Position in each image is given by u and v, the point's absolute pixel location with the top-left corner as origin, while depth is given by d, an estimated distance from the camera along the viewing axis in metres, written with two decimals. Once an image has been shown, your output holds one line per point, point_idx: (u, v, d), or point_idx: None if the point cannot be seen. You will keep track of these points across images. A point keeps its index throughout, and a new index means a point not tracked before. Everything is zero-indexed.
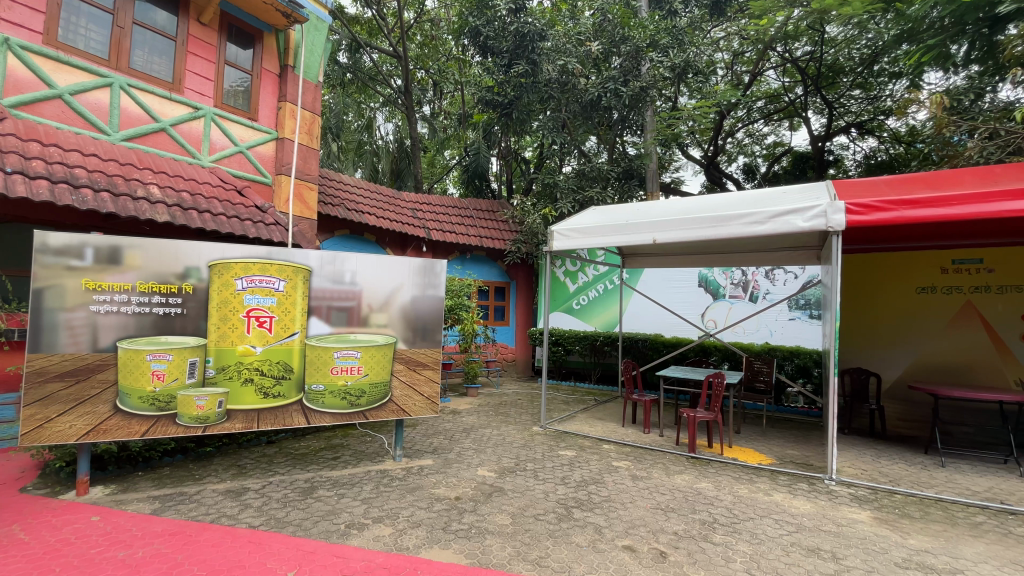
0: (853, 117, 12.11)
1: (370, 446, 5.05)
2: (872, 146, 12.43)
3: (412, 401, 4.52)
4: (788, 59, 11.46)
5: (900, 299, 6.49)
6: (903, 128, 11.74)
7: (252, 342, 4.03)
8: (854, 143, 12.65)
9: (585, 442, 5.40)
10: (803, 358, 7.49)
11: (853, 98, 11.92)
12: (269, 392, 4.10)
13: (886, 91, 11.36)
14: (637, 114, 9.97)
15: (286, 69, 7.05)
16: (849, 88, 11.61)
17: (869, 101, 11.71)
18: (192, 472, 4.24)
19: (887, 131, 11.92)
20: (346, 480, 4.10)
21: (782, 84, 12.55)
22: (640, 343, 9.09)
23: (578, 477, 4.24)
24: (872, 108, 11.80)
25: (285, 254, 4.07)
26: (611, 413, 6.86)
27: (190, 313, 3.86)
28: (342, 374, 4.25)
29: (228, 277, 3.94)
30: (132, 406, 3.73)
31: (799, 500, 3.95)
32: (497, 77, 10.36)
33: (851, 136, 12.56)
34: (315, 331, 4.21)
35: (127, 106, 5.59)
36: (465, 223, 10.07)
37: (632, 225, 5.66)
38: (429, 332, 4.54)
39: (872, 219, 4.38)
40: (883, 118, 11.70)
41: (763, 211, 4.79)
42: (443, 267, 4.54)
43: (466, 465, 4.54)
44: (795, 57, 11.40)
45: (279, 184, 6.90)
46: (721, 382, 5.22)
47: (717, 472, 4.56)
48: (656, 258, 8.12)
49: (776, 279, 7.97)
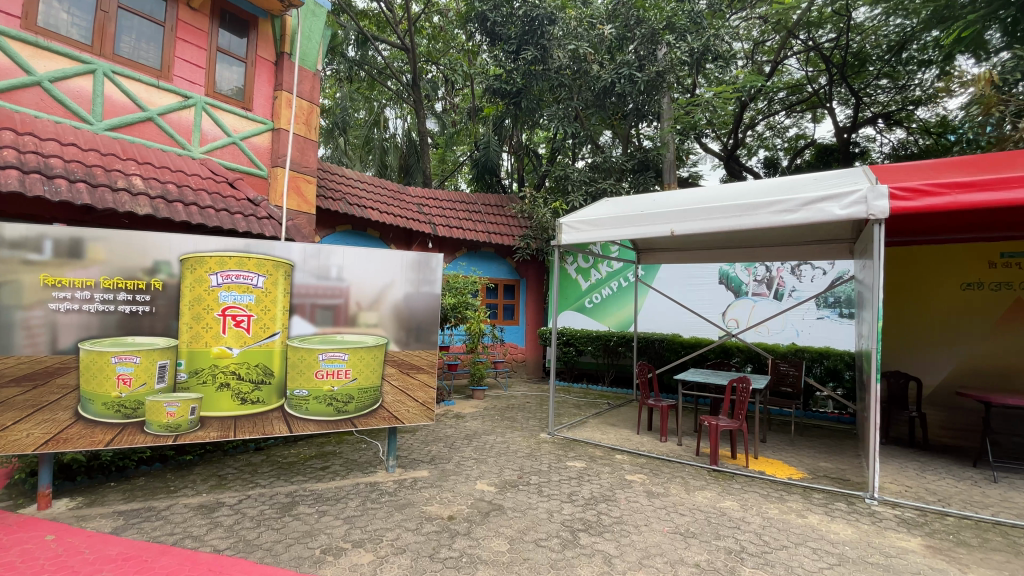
0: (881, 108, 11.49)
1: (363, 455, 4.70)
2: (900, 138, 11.76)
3: (405, 408, 4.15)
4: (811, 46, 10.94)
5: (943, 296, 5.94)
6: (934, 118, 11.15)
7: (228, 343, 3.68)
8: (882, 135, 11.97)
9: (596, 452, 4.96)
10: (833, 360, 6.95)
11: (879, 88, 11.11)
12: (247, 398, 3.74)
13: (915, 79, 10.71)
14: (652, 101, 9.50)
15: (282, 56, 6.72)
16: (877, 77, 10.94)
17: (897, 91, 10.95)
18: (167, 484, 3.93)
19: (916, 122, 11.32)
20: (329, 495, 3.73)
21: (805, 74, 12.05)
22: (656, 343, 8.57)
23: (587, 494, 3.81)
24: (900, 98, 11.17)
25: (264, 247, 3.70)
26: (626, 419, 6.40)
27: (159, 312, 3.51)
28: (327, 378, 3.89)
29: (202, 272, 3.59)
30: (96, 413, 3.42)
31: (839, 524, 3.47)
32: (506, 65, 9.91)
33: (878, 127, 11.89)
34: (297, 331, 3.85)
35: (112, 94, 5.32)
36: (473, 218, 9.70)
37: (646, 216, 5.22)
38: (424, 333, 4.16)
39: (920, 204, 3.84)
40: (912, 109, 11.10)
41: (794, 199, 4.33)
42: (438, 262, 4.19)
43: (464, 478, 4.13)
44: (819, 44, 10.97)
45: (274, 177, 6.57)
46: (746, 388, 4.73)
47: (742, 488, 4.08)
48: (674, 253, 7.68)
49: (802, 276, 7.48)
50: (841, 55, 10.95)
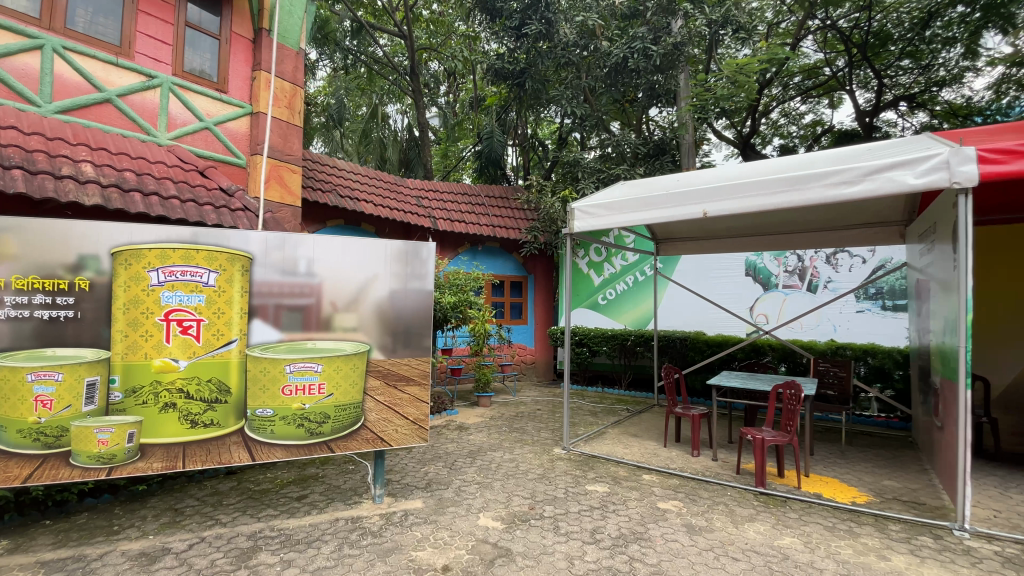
0: (902, 91, 10.53)
1: (348, 480, 4.06)
2: (924, 121, 10.80)
3: (393, 428, 3.50)
4: (828, 25, 10.17)
5: (1014, 284, 5.31)
6: (959, 100, 10.10)
7: (173, 355, 3.01)
8: (903, 120, 11.00)
9: (619, 471, 4.26)
10: (880, 358, 6.19)
11: (902, 70, 10.28)
12: (198, 421, 3.08)
13: (939, 59, 9.84)
14: (668, 77, 8.70)
15: (260, 32, 6.08)
16: (898, 58, 10.04)
17: (920, 72, 10.06)
18: (112, 522, 3.30)
19: (940, 104, 10.32)
20: (300, 538, 3.07)
21: (822, 57, 11.16)
22: (678, 341, 7.84)
23: (614, 531, 3.12)
24: (924, 79, 10.21)
25: (216, 237, 3.06)
26: (650, 430, 5.69)
27: (85, 318, 2.83)
28: (297, 395, 3.24)
29: (139, 267, 2.93)
30: (9, 443, 2.71)
31: (933, 569, 2.76)
32: (509, 43, 9.22)
33: (898, 111, 10.93)
34: (258, 338, 3.19)
35: (62, 72, 4.70)
36: (476, 211, 9.03)
37: (673, 195, 4.50)
38: (413, 337, 3.50)
39: (1018, 168, 3.10)
40: (936, 90, 10.18)
41: (854, 168, 3.62)
42: (429, 252, 3.53)
43: (465, 510, 3.45)
44: (837, 24, 10.20)
45: (253, 166, 5.93)
46: (796, 395, 4.00)
47: (801, 519, 3.37)
48: (698, 241, 6.96)
49: (839, 265, 6.75)
50: (862, 35, 10.15)
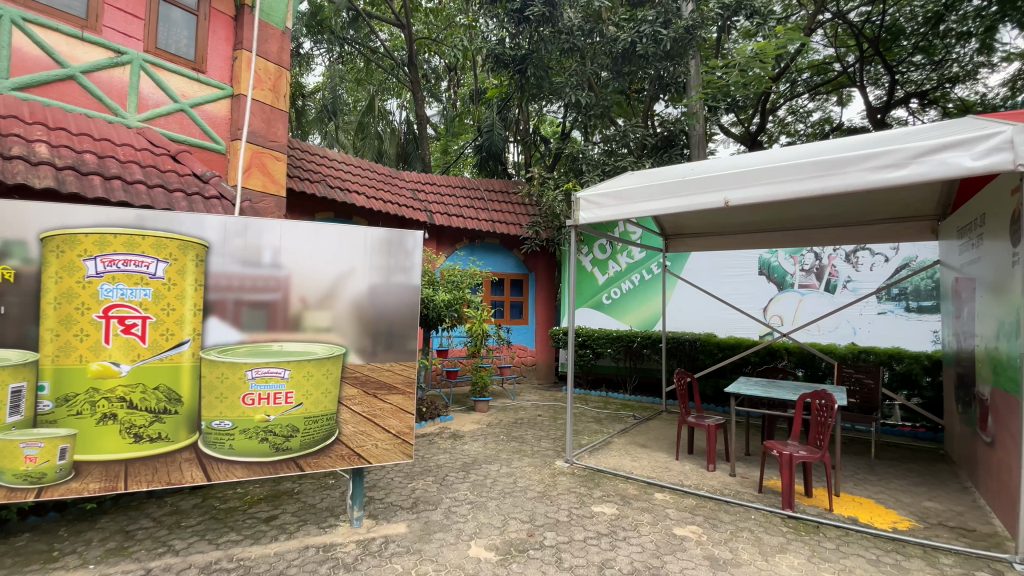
0: (915, 87, 10.02)
1: (325, 498, 3.63)
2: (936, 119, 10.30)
3: (373, 443, 3.09)
4: (839, 16, 9.62)
5: None
6: (974, 96, 9.64)
7: (114, 358, 2.58)
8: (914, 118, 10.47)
9: (628, 488, 3.84)
10: (907, 364, 5.75)
11: (914, 66, 9.77)
12: (143, 435, 2.66)
13: (954, 53, 9.40)
14: (677, 66, 8.26)
15: (242, 9, 5.65)
16: (912, 52, 9.58)
17: (934, 67, 9.61)
18: (49, 548, 2.88)
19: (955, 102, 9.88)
20: (261, 571, 2.64)
21: (833, 52, 10.74)
22: (687, 343, 7.41)
23: (624, 566, 2.69)
24: (937, 76, 9.76)
25: (165, 220, 2.63)
26: (660, 440, 5.25)
27: (9, 314, 2.38)
28: (260, 405, 2.82)
29: (73, 255, 2.49)
30: None
31: None
32: (510, 28, 8.80)
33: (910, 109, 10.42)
34: (214, 340, 2.76)
35: (21, 46, 4.29)
36: (475, 205, 8.63)
37: (689, 182, 4.07)
38: (395, 338, 3.08)
39: None
40: (951, 87, 9.73)
41: (899, 150, 3.18)
42: (415, 242, 3.11)
43: (454, 537, 3.02)
44: (848, 16, 9.63)
45: (232, 152, 5.51)
46: (829, 407, 3.55)
47: (838, 550, 2.94)
48: (710, 237, 6.52)
49: (859, 264, 6.34)
50: (874, 29, 9.67)
